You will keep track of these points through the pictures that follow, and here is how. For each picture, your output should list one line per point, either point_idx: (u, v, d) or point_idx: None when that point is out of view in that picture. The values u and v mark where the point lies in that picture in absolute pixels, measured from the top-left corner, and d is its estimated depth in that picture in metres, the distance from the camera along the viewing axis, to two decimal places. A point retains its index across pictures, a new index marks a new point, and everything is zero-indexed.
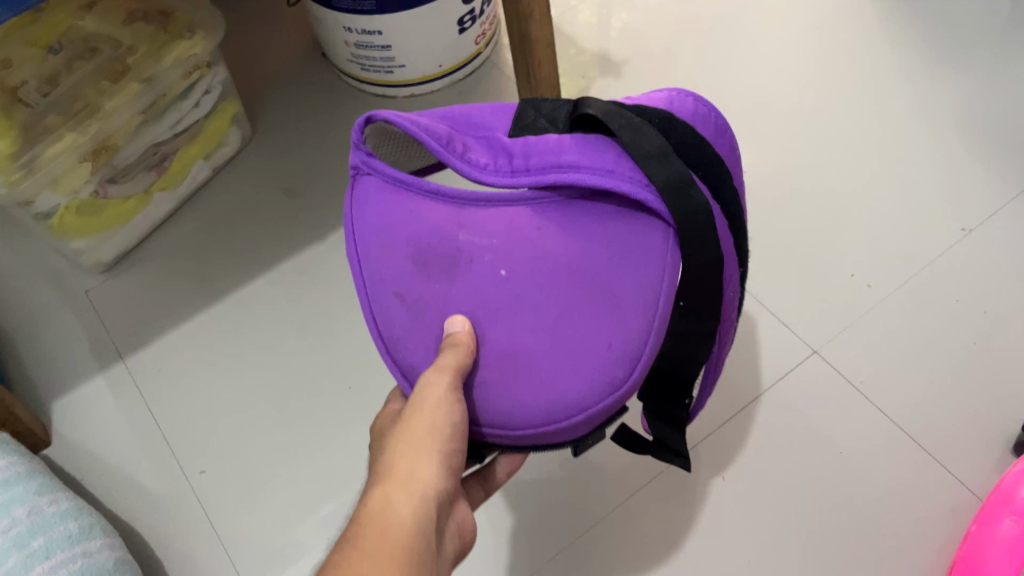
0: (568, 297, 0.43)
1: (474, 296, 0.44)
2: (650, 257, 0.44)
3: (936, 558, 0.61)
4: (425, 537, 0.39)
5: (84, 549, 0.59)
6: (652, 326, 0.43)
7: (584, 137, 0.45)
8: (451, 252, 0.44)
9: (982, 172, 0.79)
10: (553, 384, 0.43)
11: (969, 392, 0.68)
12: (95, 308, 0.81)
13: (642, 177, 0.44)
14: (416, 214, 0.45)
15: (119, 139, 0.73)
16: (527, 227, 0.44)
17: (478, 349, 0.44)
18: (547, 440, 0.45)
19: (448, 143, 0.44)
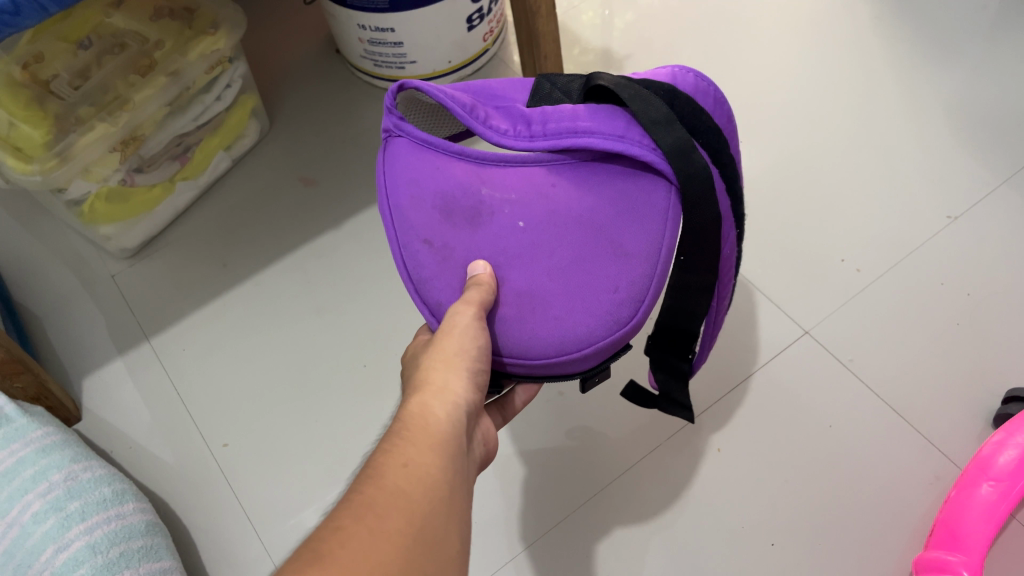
0: (580, 244, 0.49)
1: (495, 244, 0.49)
2: (654, 212, 0.49)
3: (917, 523, 0.65)
4: (459, 435, 0.42)
5: (118, 512, 0.63)
6: (654, 272, 0.49)
7: (596, 107, 0.51)
8: (474, 205, 0.49)
9: (968, 163, 0.83)
10: (567, 321, 0.48)
11: (951, 369, 0.71)
12: (121, 291, 0.85)
13: (649, 143, 0.49)
14: (442, 171, 0.50)
15: (146, 130, 0.77)
16: (543, 183, 0.50)
17: (499, 289, 0.49)
18: (557, 372, 0.50)
19: (471, 109, 0.50)
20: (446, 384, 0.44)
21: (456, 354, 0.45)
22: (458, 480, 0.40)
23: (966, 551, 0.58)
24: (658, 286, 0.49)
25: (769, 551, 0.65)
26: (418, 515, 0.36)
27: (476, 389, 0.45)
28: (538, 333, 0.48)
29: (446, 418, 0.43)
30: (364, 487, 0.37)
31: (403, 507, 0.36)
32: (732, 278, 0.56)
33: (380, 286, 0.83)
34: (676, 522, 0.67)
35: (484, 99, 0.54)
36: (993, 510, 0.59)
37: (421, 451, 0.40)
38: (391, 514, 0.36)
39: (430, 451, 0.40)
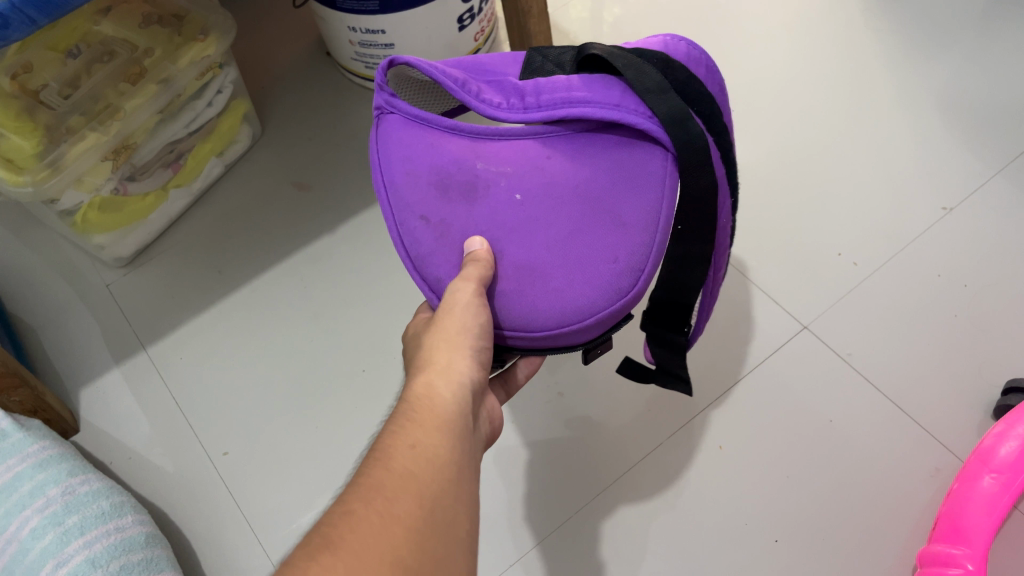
0: (577, 215, 0.48)
1: (492, 218, 0.49)
2: (651, 180, 0.49)
3: (919, 517, 0.65)
4: (465, 413, 0.42)
5: (117, 525, 0.62)
6: (654, 242, 0.49)
7: (590, 77, 0.50)
8: (470, 179, 0.49)
9: (963, 154, 0.83)
10: (565, 291, 0.48)
11: (950, 360, 0.71)
12: (115, 300, 0.84)
13: (645, 111, 0.49)
14: (437, 147, 0.50)
15: (137, 138, 0.76)
16: (539, 156, 0.49)
17: (498, 264, 0.48)
18: (560, 343, 0.50)
19: (463, 84, 0.50)
20: (450, 363, 0.44)
21: (459, 333, 0.45)
22: (466, 458, 0.40)
23: (970, 544, 0.58)
24: (658, 255, 0.49)
25: (774, 548, 0.65)
26: (428, 496, 0.36)
27: (479, 368, 0.45)
28: (537, 303, 0.48)
29: (451, 396, 0.42)
30: (373, 469, 0.37)
31: (413, 490, 0.36)
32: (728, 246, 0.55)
33: (376, 290, 0.82)
34: (679, 520, 0.67)
35: (476, 75, 0.54)
36: (995, 502, 0.59)
37: (428, 431, 0.40)
38: (401, 497, 0.35)
39: (437, 430, 0.40)
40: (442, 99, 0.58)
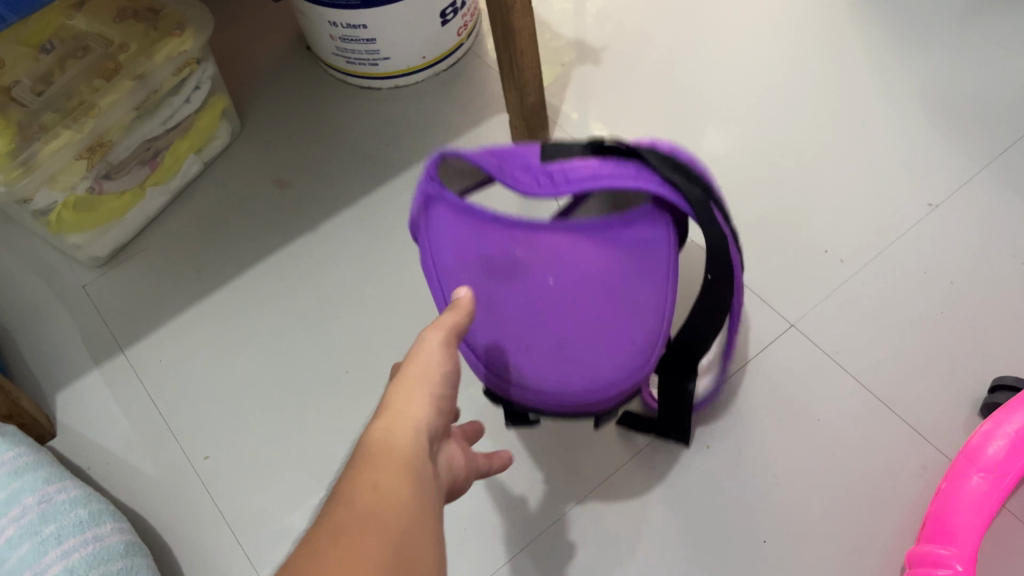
0: (602, 301, 0.54)
1: (529, 299, 0.54)
2: (660, 268, 0.55)
3: (906, 516, 0.65)
4: (426, 456, 0.40)
5: (95, 534, 0.61)
6: (664, 322, 0.55)
7: (609, 158, 0.55)
8: (510, 264, 0.55)
9: (947, 149, 0.82)
10: (595, 368, 0.54)
11: (937, 358, 0.71)
12: (92, 301, 0.82)
13: (658, 177, 0.54)
14: (482, 235, 0.56)
15: (113, 136, 0.74)
16: (569, 244, 0.55)
17: (530, 335, 0.54)
18: (585, 410, 0.55)
19: (499, 166, 0.55)
20: (410, 406, 0.42)
21: (422, 376, 0.43)
22: (430, 501, 0.37)
23: (959, 544, 0.57)
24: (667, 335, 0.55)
25: (762, 549, 0.65)
26: (394, 535, 0.34)
27: (440, 412, 0.43)
28: (571, 379, 0.53)
29: (412, 438, 0.40)
30: (336, 511, 0.34)
31: (377, 530, 0.34)
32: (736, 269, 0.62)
33: (359, 289, 0.81)
34: (668, 520, 0.66)
35: (507, 156, 0.57)
36: (982, 502, 0.58)
37: (390, 472, 0.37)
38: (365, 536, 0.33)
39: (399, 472, 0.37)
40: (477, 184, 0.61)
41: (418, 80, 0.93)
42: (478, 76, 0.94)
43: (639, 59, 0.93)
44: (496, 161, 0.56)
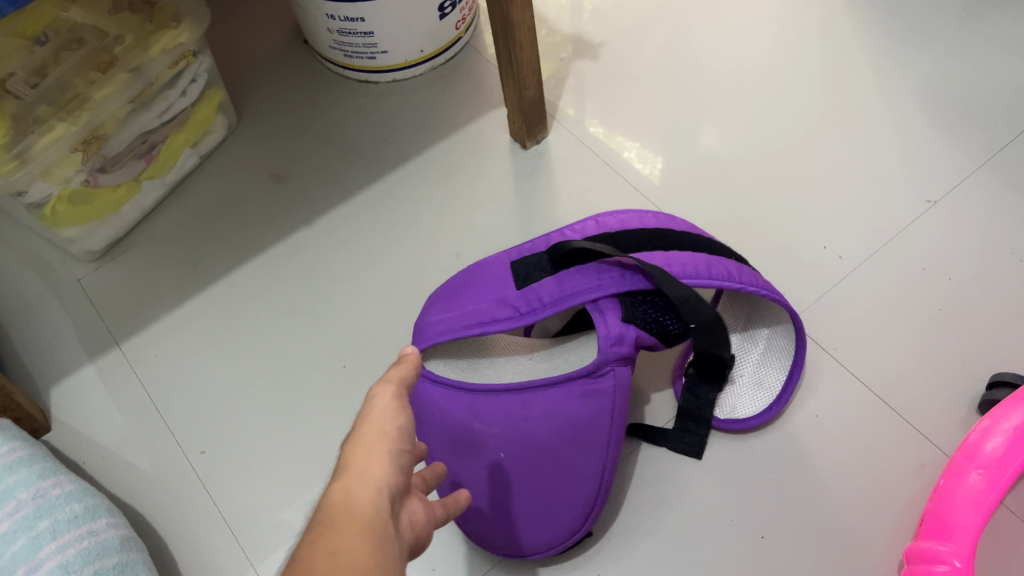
0: (553, 467, 0.61)
1: (492, 476, 0.62)
2: (602, 415, 0.60)
3: (904, 513, 0.65)
4: (388, 522, 0.36)
5: (90, 529, 0.61)
6: (606, 461, 0.61)
7: (577, 270, 0.60)
8: (472, 441, 0.62)
9: (945, 146, 0.82)
10: (541, 533, 0.62)
11: (935, 355, 0.71)
12: (87, 295, 0.82)
13: (616, 274, 0.60)
14: (442, 415, 0.62)
15: (109, 128, 0.74)
16: (518, 416, 0.61)
17: (509, 505, 0.62)
18: (560, 538, 0.62)
19: (471, 323, 0.62)
20: (369, 466, 0.38)
21: (378, 434, 0.40)
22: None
23: (956, 540, 0.57)
24: (610, 475, 0.61)
25: (761, 544, 0.65)
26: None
27: (402, 470, 0.39)
28: (546, 530, 0.62)
29: (372, 499, 0.36)
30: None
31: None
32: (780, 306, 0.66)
33: (356, 284, 0.81)
34: (667, 516, 0.66)
35: (477, 312, 0.62)
36: (981, 498, 0.58)
37: (349, 543, 0.34)
38: None
39: (359, 539, 0.34)
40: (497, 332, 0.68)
41: (416, 74, 0.93)
42: (476, 70, 0.93)
43: (638, 54, 0.93)
44: (469, 310, 0.62)
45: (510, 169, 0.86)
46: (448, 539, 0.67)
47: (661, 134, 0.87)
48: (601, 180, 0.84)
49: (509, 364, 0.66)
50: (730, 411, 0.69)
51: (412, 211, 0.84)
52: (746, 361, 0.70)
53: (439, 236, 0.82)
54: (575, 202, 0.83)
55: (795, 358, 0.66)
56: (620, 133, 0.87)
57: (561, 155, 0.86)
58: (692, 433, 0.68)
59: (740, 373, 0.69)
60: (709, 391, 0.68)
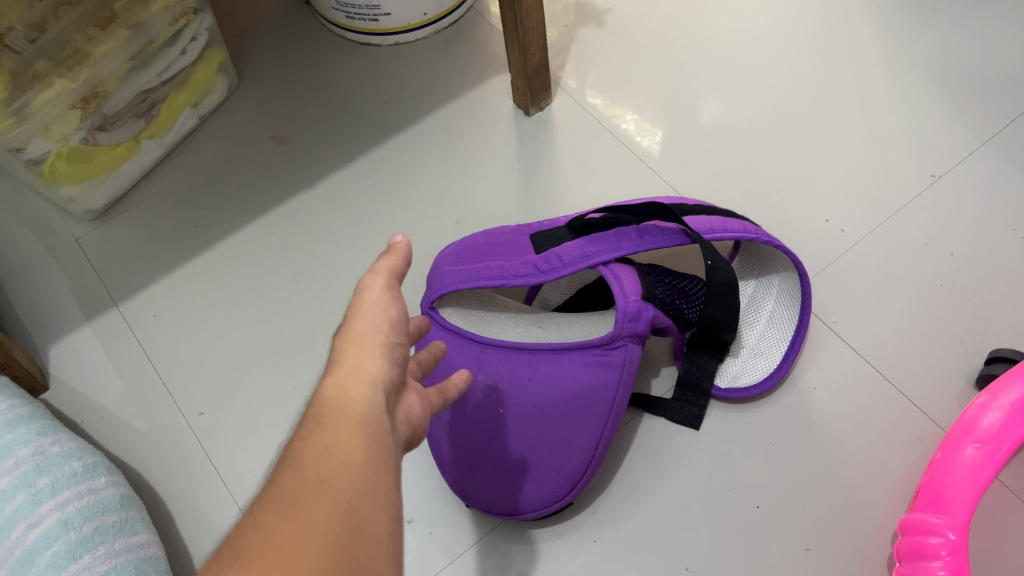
0: (547, 430, 0.61)
1: (484, 427, 0.62)
2: (605, 388, 0.60)
3: (898, 485, 0.65)
4: (382, 416, 0.37)
5: (90, 486, 0.61)
6: (601, 436, 0.61)
7: (599, 236, 0.62)
8: (473, 391, 0.62)
9: (948, 122, 0.82)
10: (524, 494, 0.62)
11: (934, 330, 0.71)
12: (86, 255, 0.81)
13: (639, 238, 0.61)
14: (450, 362, 0.63)
15: (108, 87, 0.73)
16: (522, 375, 0.61)
17: (497, 462, 0.62)
18: (541, 504, 0.62)
19: (489, 274, 0.62)
20: (362, 361, 0.38)
21: (368, 330, 0.39)
22: (386, 471, 0.35)
23: (951, 512, 0.57)
24: (604, 448, 0.61)
25: (756, 514, 0.65)
26: (341, 510, 0.32)
27: (396, 364, 0.39)
28: (528, 493, 0.62)
29: (365, 395, 0.37)
30: (279, 479, 0.33)
31: (321, 502, 0.32)
32: (792, 266, 0.67)
33: (357, 249, 0.80)
34: (663, 485, 0.67)
35: (496, 267, 0.62)
36: (977, 473, 0.58)
37: (342, 437, 0.35)
38: (317, 511, 0.32)
39: (351, 434, 0.35)
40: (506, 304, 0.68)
41: (418, 37, 0.92)
42: (479, 34, 0.92)
43: (643, 22, 0.92)
44: (488, 266, 0.63)
45: (512, 136, 0.85)
46: (445, 504, 0.68)
47: (665, 105, 0.86)
48: (604, 149, 0.84)
49: (518, 327, 0.66)
50: (732, 380, 0.69)
51: (414, 176, 0.84)
52: (749, 330, 0.70)
53: (440, 203, 0.82)
54: (577, 170, 0.82)
55: (798, 327, 0.67)
56: (623, 102, 0.87)
57: (564, 123, 0.86)
58: (691, 403, 0.68)
59: (742, 342, 0.70)
60: (710, 361, 0.68)
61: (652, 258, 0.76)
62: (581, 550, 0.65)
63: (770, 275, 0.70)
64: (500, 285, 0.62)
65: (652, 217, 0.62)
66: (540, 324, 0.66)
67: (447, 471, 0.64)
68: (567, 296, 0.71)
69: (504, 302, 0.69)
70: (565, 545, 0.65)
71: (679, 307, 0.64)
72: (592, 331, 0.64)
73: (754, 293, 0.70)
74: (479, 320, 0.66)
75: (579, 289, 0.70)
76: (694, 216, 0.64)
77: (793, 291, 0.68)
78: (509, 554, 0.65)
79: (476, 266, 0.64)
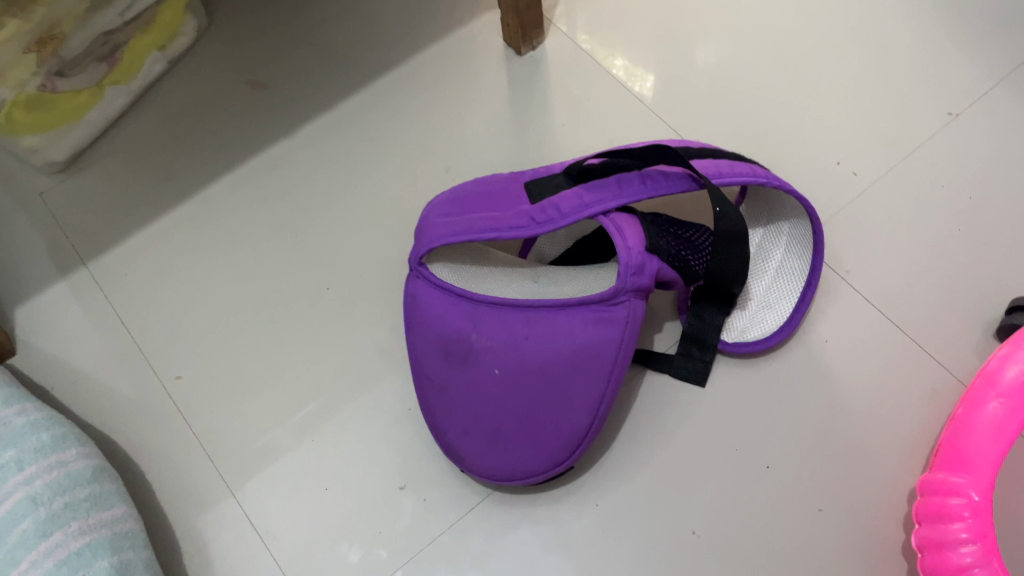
0: (545, 392, 0.57)
1: (478, 390, 0.59)
2: (607, 346, 0.56)
3: (911, 442, 0.63)
4: None
5: (59, 459, 0.57)
6: (603, 397, 0.57)
7: (599, 183, 0.57)
8: (466, 351, 0.59)
9: (969, 52, 0.76)
10: (523, 457, 0.59)
11: (951, 279, 0.68)
12: (52, 211, 0.76)
13: (642, 185, 0.57)
14: (442, 320, 0.59)
15: (66, 28, 0.66)
16: (518, 334, 0.57)
17: (493, 425, 0.59)
18: (541, 467, 0.59)
19: (482, 227, 0.58)
20: None
21: None
22: None
23: (974, 472, 0.54)
24: (607, 408, 0.58)
25: (765, 474, 0.62)
26: None
27: None
28: (527, 456, 0.59)
29: None
30: None
31: None
32: (802, 214, 0.62)
33: (340, 200, 0.76)
34: (668, 444, 0.63)
35: (488, 219, 0.58)
36: (1002, 428, 0.55)
37: None
38: None
39: None
40: (500, 259, 0.64)
41: None
42: None
43: None
44: (480, 219, 0.59)
45: (502, 75, 0.79)
46: (438, 467, 0.65)
47: (666, 37, 0.80)
48: (601, 90, 0.78)
49: (513, 283, 0.62)
50: (740, 335, 0.65)
51: (398, 121, 0.78)
52: (757, 283, 0.66)
53: (428, 150, 0.77)
54: (572, 113, 0.77)
55: (810, 277, 0.63)
56: (621, 35, 0.81)
57: (558, 60, 0.80)
58: (696, 359, 0.65)
59: (750, 295, 0.65)
60: (716, 315, 0.63)
61: (653, 208, 0.71)
62: (582, 515, 0.62)
63: (778, 224, 0.65)
64: (493, 239, 0.57)
65: (655, 162, 0.57)
66: (536, 280, 0.63)
67: (442, 435, 0.61)
68: (565, 248, 0.67)
69: (497, 256, 0.64)
70: (565, 508, 0.62)
71: (685, 259, 0.60)
72: (591, 285, 0.60)
73: (761, 241, 0.65)
74: (471, 275, 0.62)
75: (577, 241, 0.66)
76: (700, 159, 0.59)
77: (804, 239, 0.63)
78: (506, 518, 0.63)
79: (467, 218, 0.59)
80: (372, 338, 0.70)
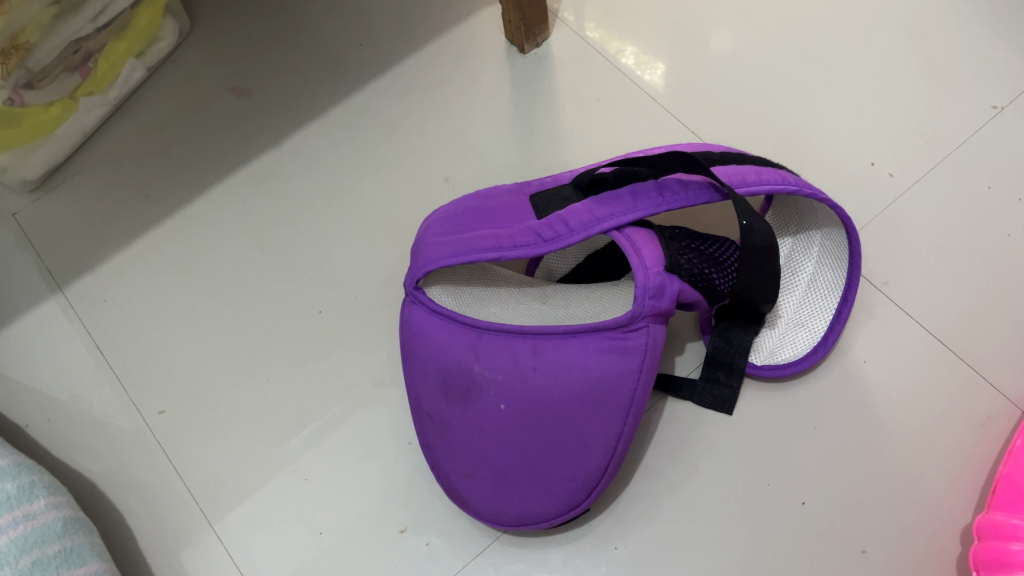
0: (557, 429, 0.52)
1: (483, 425, 0.53)
2: (624, 377, 0.51)
3: (961, 473, 0.57)
4: None
5: (26, 512, 0.52)
6: (621, 433, 0.52)
7: (610, 195, 0.52)
8: (468, 384, 0.53)
9: (1015, 38, 0.70)
10: (535, 499, 0.54)
11: (1000, 290, 0.62)
12: (25, 234, 0.71)
13: (659, 196, 0.51)
14: (441, 351, 0.54)
15: (32, 36, 0.60)
16: (525, 366, 0.52)
17: (500, 464, 0.54)
18: (556, 509, 0.54)
19: (482, 245, 0.52)
20: None
21: None
22: None
23: None
24: (626, 444, 0.52)
25: (801, 512, 0.57)
26: None
27: None
28: (540, 498, 0.54)
29: None
30: None
31: None
32: (837, 223, 0.56)
33: (333, 215, 0.70)
34: (693, 481, 0.58)
35: (489, 237, 0.52)
36: None
37: None
38: None
39: None
40: (505, 280, 0.59)
41: None
42: None
43: None
44: (479, 236, 0.53)
45: (505, 75, 0.74)
46: (444, 509, 0.60)
47: (681, 29, 0.74)
48: (613, 90, 0.72)
49: (519, 306, 0.57)
50: (769, 356, 0.59)
51: (395, 128, 0.73)
52: (787, 297, 0.59)
53: (426, 158, 0.71)
54: (583, 114, 0.72)
55: (846, 293, 0.57)
56: (632, 28, 0.74)
57: (565, 57, 0.74)
58: (721, 385, 0.59)
59: (779, 312, 0.59)
60: (743, 335, 0.57)
61: (670, 219, 0.66)
62: (601, 559, 0.57)
63: (810, 232, 0.58)
64: (494, 258, 0.52)
65: (673, 170, 0.51)
66: (544, 301, 0.57)
67: (445, 476, 0.56)
68: (576, 264, 0.61)
69: (501, 275, 0.59)
70: (581, 553, 0.57)
71: (708, 278, 0.54)
72: (604, 307, 0.55)
73: (791, 250, 0.59)
74: (472, 299, 0.56)
75: (589, 257, 0.60)
76: (723, 166, 0.53)
77: (839, 248, 0.57)
78: (517, 565, 0.58)
79: (466, 236, 0.54)
80: (369, 366, 0.65)
